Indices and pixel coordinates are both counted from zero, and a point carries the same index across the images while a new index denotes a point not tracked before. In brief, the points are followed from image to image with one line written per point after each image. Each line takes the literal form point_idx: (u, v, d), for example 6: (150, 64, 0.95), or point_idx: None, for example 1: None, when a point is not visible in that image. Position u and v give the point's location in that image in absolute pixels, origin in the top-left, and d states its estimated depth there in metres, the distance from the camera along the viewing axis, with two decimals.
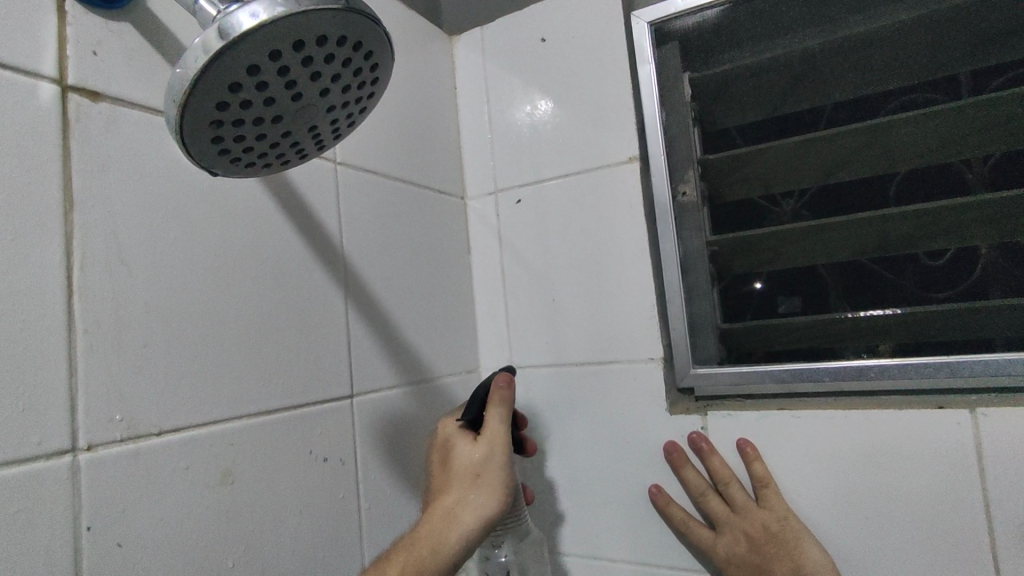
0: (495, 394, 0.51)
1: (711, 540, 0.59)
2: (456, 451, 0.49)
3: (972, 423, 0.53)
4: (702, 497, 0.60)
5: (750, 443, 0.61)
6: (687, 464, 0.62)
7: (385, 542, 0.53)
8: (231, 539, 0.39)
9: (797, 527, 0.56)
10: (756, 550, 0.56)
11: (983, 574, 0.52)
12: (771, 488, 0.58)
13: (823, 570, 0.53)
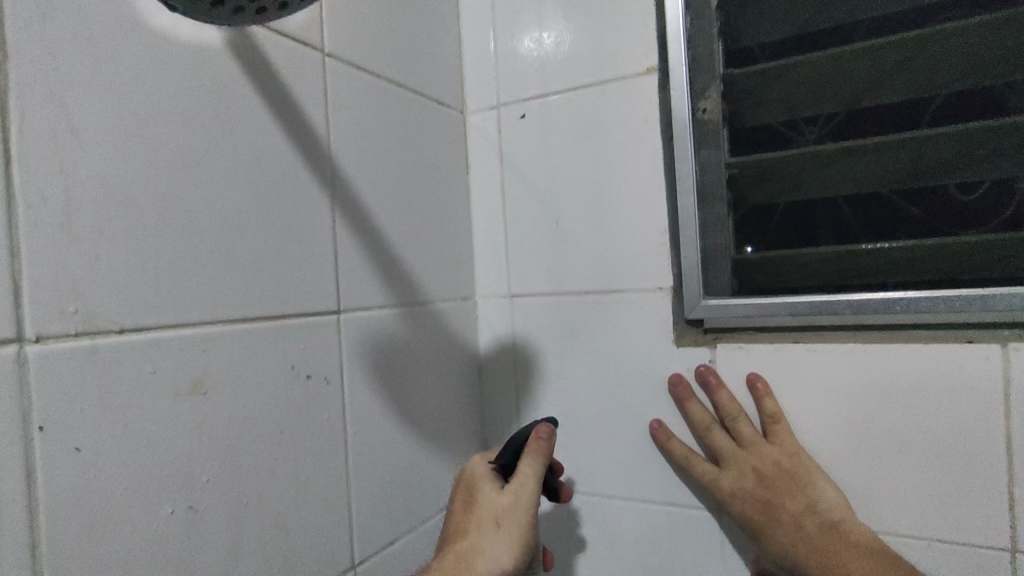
0: (533, 444, 0.50)
1: (715, 474, 0.56)
2: (482, 495, 0.50)
3: (1002, 358, 0.48)
4: (707, 432, 0.57)
5: (761, 378, 0.57)
6: (692, 398, 0.58)
7: (370, 455, 0.54)
8: (204, 440, 0.40)
9: (808, 463, 0.53)
10: (766, 487, 0.53)
11: (996, 517, 0.48)
12: (782, 424, 0.55)
13: (836, 508, 0.51)
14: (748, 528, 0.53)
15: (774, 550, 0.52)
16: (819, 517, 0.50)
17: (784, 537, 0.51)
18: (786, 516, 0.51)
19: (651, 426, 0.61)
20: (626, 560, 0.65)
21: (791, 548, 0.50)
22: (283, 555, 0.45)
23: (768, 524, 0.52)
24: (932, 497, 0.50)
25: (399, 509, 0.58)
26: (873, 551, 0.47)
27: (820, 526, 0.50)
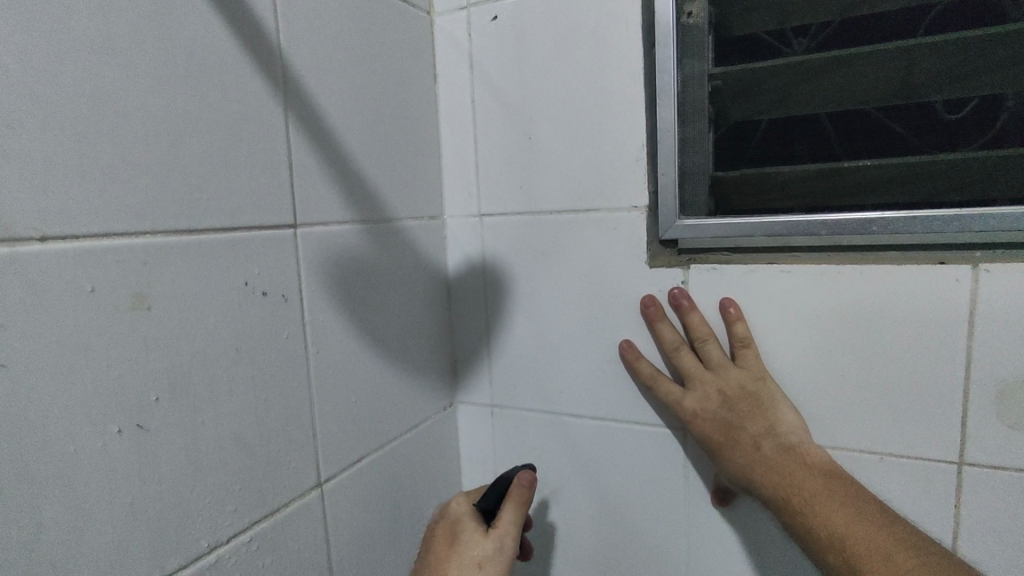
0: (516, 490, 0.52)
1: (678, 395, 0.56)
2: (465, 534, 0.50)
3: (972, 279, 0.48)
4: (675, 353, 0.56)
5: (734, 302, 0.56)
6: (663, 319, 0.58)
7: (334, 376, 0.53)
8: (151, 358, 0.38)
9: (772, 387, 0.53)
10: (728, 408, 0.53)
11: (946, 431, 0.50)
12: (751, 349, 0.55)
13: (795, 431, 0.52)
14: (707, 447, 0.55)
15: (730, 469, 0.53)
16: (777, 439, 0.51)
17: (742, 457, 0.52)
18: (745, 437, 0.52)
19: (620, 347, 0.61)
20: (591, 477, 0.66)
21: (746, 468, 0.51)
22: (244, 474, 0.44)
23: (727, 444, 0.53)
24: (890, 414, 0.52)
25: (365, 429, 0.57)
26: (827, 474, 0.49)
27: (777, 448, 0.51)
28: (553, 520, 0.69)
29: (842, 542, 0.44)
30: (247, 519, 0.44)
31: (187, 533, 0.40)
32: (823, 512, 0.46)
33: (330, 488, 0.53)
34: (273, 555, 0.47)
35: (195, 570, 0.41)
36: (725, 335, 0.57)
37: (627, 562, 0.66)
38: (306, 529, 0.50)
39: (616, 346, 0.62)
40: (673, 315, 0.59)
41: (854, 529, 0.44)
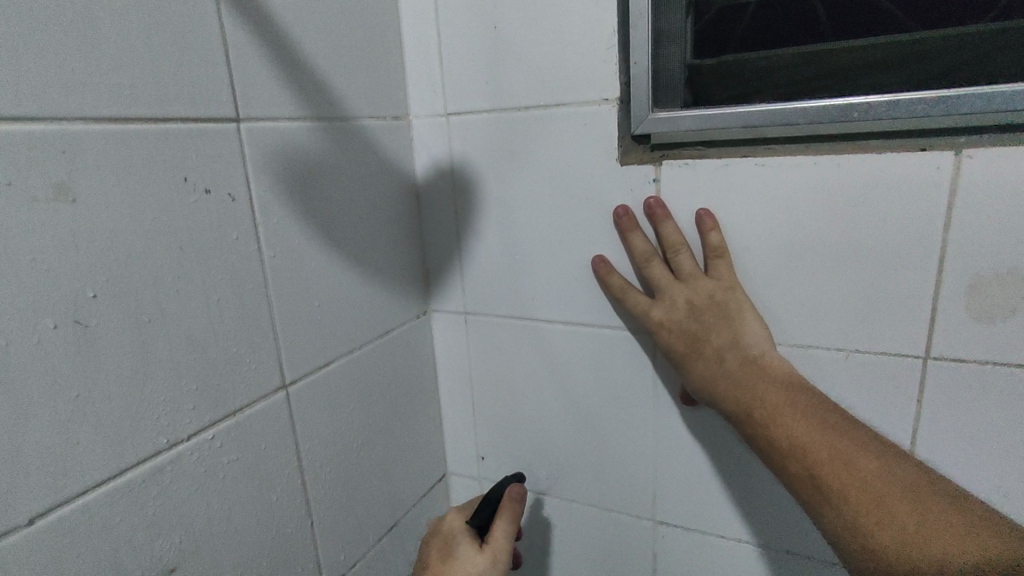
0: (508, 504, 0.56)
1: (647, 305, 0.55)
2: (459, 549, 0.53)
3: (953, 167, 0.45)
4: (645, 264, 0.54)
5: (710, 213, 0.54)
6: (635, 229, 0.55)
7: (293, 280, 0.52)
8: (83, 254, 0.36)
9: (742, 299, 0.52)
10: (696, 320, 0.52)
11: (914, 326, 0.49)
12: (724, 260, 0.53)
13: (763, 341, 0.51)
14: (672, 358, 0.54)
15: (695, 380, 0.53)
16: (744, 351, 0.50)
17: (707, 369, 0.51)
18: (711, 349, 0.51)
19: (593, 262, 0.59)
20: (563, 383, 0.66)
21: (711, 379, 0.51)
22: (200, 375, 0.44)
23: (692, 355, 0.52)
24: (859, 312, 0.51)
25: (331, 335, 0.57)
26: (791, 384, 0.48)
27: (743, 361, 0.50)
28: (526, 425, 0.70)
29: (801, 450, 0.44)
30: (207, 418, 0.45)
31: (143, 429, 0.40)
32: (786, 418, 0.46)
33: (296, 392, 0.53)
34: (238, 453, 0.48)
35: (155, 464, 0.41)
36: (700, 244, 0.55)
37: (597, 463, 0.67)
38: (272, 429, 0.50)
39: (589, 261, 0.60)
40: (646, 224, 0.57)
41: (814, 439, 0.44)
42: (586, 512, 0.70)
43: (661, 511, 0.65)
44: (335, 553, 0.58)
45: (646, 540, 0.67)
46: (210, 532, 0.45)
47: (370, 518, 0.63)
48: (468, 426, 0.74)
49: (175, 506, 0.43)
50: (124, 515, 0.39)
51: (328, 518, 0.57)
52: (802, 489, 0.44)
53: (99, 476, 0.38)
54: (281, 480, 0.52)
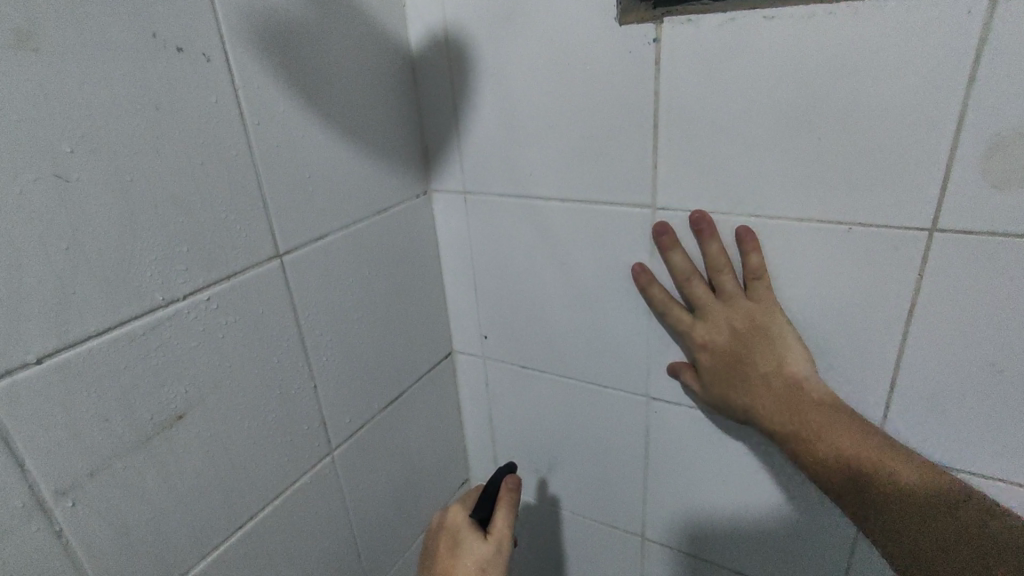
0: (506, 495, 0.60)
1: (689, 324, 0.59)
2: (465, 543, 0.56)
3: (985, 10, 0.41)
4: (686, 284, 0.57)
5: (751, 230, 0.55)
6: (675, 248, 0.57)
7: (281, 150, 0.52)
8: (55, 109, 0.37)
9: (781, 320, 0.55)
10: (737, 342, 0.56)
11: (922, 195, 0.47)
12: (765, 278, 0.55)
13: (802, 356, 0.54)
14: (713, 373, 0.58)
15: (732, 397, 0.58)
16: (784, 372, 0.54)
17: (747, 387, 0.56)
18: (754, 371, 0.55)
19: (634, 271, 0.61)
20: (561, 263, 0.67)
21: (753, 395, 0.56)
22: (190, 239, 0.46)
23: (734, 374, 0.57)
24: (864, 181, 0.49)
25: (325, 207, 0.57)
26: (828, 407, 0.53)
27: (783, 383, 0.54)
28: (527, 306, 0.71)
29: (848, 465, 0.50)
30: (201, 280, 0.47)
31: (136, 284, 0.42)
32: (827, 437, 0.51)
33: (291, 262, 0.54)
34: (237, 315, 0.50)
35: (154, 320, 0.44)
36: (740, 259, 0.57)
37: (594, 342, 0.68)
38: (269, 295, 0.53)
39: (629, 269, 0.62)
40: (687, 238, 0.59)
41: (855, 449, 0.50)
42: (583, 389, 0.72)
43: (654, 387, 0.67)
44: (340, 415, 0.62)
45: (640, 415, 0.69)
46: (216, 385, 0.49)
47: (374, 386, 0.67)
48: (471, 306, 0.76)
49: (178, 359, 0.46)
50: (129, 363, 0.43)
51: (333, 382, 0.61)
52: (839, 497, 0.50)
53: (99, 325, 0.41)
54: (282, 343, 0.54)
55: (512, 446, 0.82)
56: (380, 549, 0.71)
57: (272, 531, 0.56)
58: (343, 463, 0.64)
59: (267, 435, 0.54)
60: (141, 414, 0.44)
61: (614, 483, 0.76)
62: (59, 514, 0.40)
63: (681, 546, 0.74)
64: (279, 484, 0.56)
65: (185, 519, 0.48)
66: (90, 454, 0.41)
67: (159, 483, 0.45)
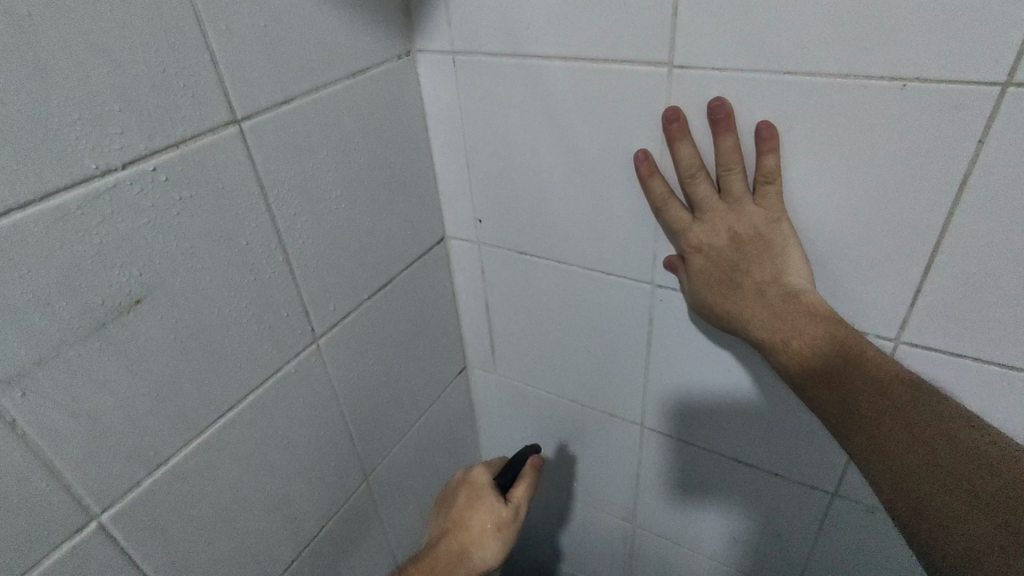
0: (530, 472, 0.66)
1: (687, 223, 0.55)
2: (483, 500, 0.64)
3: None
4: (690, 180, 0.52)
5: (771, 126, 0.49)
6: (685, 137, 0.52)
7: None
8: None
9: (786, 231, 0.52)
10: (736, 249, 0.52)
11: (1001, 41, 0.39)
12: (777, 184, 0.51)
13: (801, 268, 0.52)
14: (704, 279, 0.55)
15: (721, 304, 0.55)
16: (782, 285, 0.51)
17: (739, 295, 0.53)
18: (749, 281, 0.52)
19: (636, 157, 0.55)
20: (563, 137, 0.59)
21: (744, 306, 0.53)
22: (122, 95, 0.38)
23: (726, 281, 0.54)
24: (932, 24, 0.41)
25: (287, 66, 0.49)
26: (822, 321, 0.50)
27: (780, 295, 0.51)
28: (525, 186, 0.65)
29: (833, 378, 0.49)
30: (142, 146, 0.40)
31: (59, 149, 0.36)
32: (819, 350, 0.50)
33: (252, 129, 0.47)
34: (193, 189, 0.44)
35: (89, 192, 0.38)
36: (754, 160, 0.52)
37: (597, 225, 0.63)
38: (231, 168, 0.46)
39: (631, 155, 0.56)
40: (701, 128, 0.53)
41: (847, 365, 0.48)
42: (584, 277, 0.67)
43: (660, 274, 0.62)
44: (323, 302, 0.58)
45: (644, 303, 0.65)
46: (177, 268, 0.44)
47: (360, 273, 0.62)
48: (464, 188, 0.70)
49: (127, 238, 0.41)
50: (66, 241, 0.37)
51: (313, 267, 0.56)
52: (824, 408, 0.49)
53: (22, 197, 0.35)
54: (251, 222, 0.49)
55: (509, 335, 0.79)
56: (374, 436, 0.71)
57: (256, 421, 0.54)
58: (329, 352, 0.60)
59: (242, 323, 0.50)
60: (88, 299, 0.39)
61: (615, 373, 0.73)
62: (8, 405, 0.36)
63: (681, 434, 0.73)
64: (259, 373, 0.53)
65: (157, 408, 0.45)
66: (35, 341, 0.37)
67: (123, 372, 0.42)
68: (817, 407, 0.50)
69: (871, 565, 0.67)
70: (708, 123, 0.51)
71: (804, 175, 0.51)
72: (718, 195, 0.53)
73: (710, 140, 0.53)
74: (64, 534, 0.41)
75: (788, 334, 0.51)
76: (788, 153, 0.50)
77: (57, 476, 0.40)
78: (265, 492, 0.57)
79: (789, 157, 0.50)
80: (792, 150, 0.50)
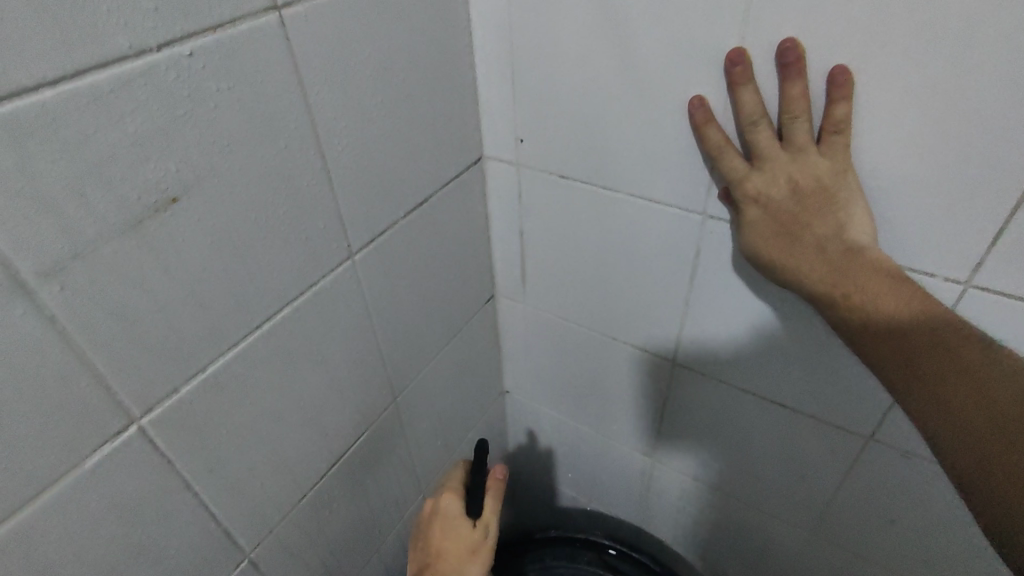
0: (494, 485, 0.67)
1: (744, 172, 0.52)
2: (457, 529, 0.64)
3: None
4: (751, 128, 0.50)
5: (847, 71, 0.46)
6: (747, 82, 0.49)
7: None
8: None
9: (851, 185, 0.49)
10: (796, 200, 0.49)
11: None
12: (845, 135, 0.48)
13: (865, 223, 0.49)
14: (758, 231, 0.52)
15: (775, 259, 0.52)
16: (844, 239, 0.49)
17: (796, 249, 0.50)
18: (808, 234, 0.49)
19: (691, 103, 0.53)
20: (623, 50, 0.54)
21: (801, 260, 0.50)
22: None
23: (783, 234, 0.51)
24: None
25: None
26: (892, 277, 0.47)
27: (842, 250, 0.49)
28: (574, 104, 0.61)
29: (891, 331, 0.46)
30: (178, 28, 0.37)
31: (91, 22, 0.33)
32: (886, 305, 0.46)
33: (293, 20, 0.43)
34: (230, 80, 0.40)
35: (124, 76, 0.35)
36: (822, 106, 0.49)
37: (649, 150, 0.59)
38: (271, 59, 0.43)
39: (687, 102, 0.54)
40: (766, 71, 0.50)
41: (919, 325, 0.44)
42: (630, 205, 0.64)
43: (713, 205, 0.59)
44: (360, 216, 0.56)
45: (692, 235, 0.62)
46: (214, 168, 0.41)
47: (397, 187, 0.59)
48: (507, 105, 0.65)
49: (163, 129, 0.37)
50: (101, 128, 0.34)
51: (351, 179, 0.53)
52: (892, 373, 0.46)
53: (54, 73, 0.32)
54: (290, 122, 0.46)
55: (543, 264, 0.77)
56: (404, 358, 0.70)
57: (292, 335, 0.53)
58: (363, 269, 0.58)
59: (279, 232, 0.48)
60: (124, 193, 0.37)
61: (651, 307, 0.71)
62: (47, 298, 0.35)
63: (714, 373, 0.72)
64: (296, 286, 0.51)
65: (194, 314, 0.43)
66: (71, 234, 0.35)
67: (160, 274, 0.40)
68: (875, 365, 0.48)
69: (898, 508, 0.67)
70: (776, 66, 0.48)
71: (875, 123, 0.48)
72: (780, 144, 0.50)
73: (775, 85, 0.50)
74: (103, 436, 0.40)
75: (850, 291, 0.48)
76: (860, 97, 0.47)
77: (96, 377, 0.39)
78: (298, 407, 0.56)
79: (863, 101, 0.47)
80: (867, 93, 0.47)
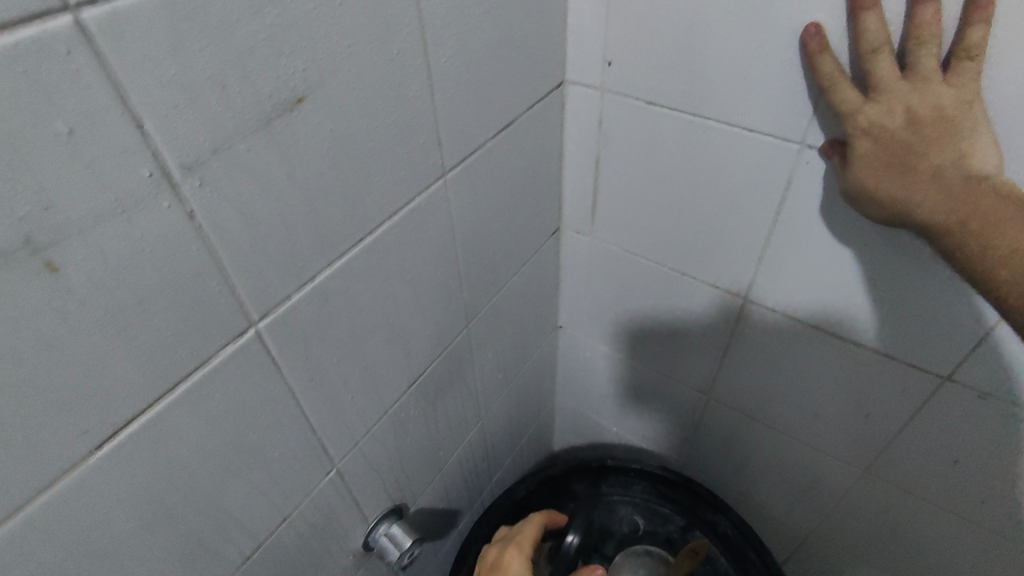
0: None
1: (857, 103, 0.49)
2: None
3: None
4: (871, 56, 0.47)
5: None
6: (874, 6, 0.46)
7: None
8: None
9: (976, 114, 0.47)
10: (914, 131, 0.47)
11: None
12: (976, 61, 0.46)
13: (988, 153, 0.47)
14: (866, 164, 0.50)
15: (883, 193, 0.50)
16: (965, 170, 0.47)
17: (909, 181, 0.48)
18: (925, 165, 0.47)
19: (806, 32, 0.50)
20: None
21: (915, 192, 0.48)
22: None
23: (895, 166, 0.48)
24: None
25: None
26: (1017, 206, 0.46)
27: (962, 180, 0.47)
28: (675, 23, 0.58)
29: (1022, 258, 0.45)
30: None
31: None
32: (1013, 231, 0.45)
33: None
34: None
35: None
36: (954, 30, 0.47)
37: (752, 74, 0.57)
38: None
39: (800, 31, 0.51)
40: None
41: None
42: (722, 133, 0.62)
43: (814, 132, 0.56)
44: (455, 134, 0.54)
45: (785, 165, 0.60)
46: (336, 69, 0.40)
47: (489, 106, 0.58)
48: (599, 24, 0.63)
49: (295, 24, 0.36)
50: (242, 17, 0.33)
51: (451, 93, 0.52)
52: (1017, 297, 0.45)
53: None
54: (403, 26, 0.44)
55: (617, 196, 0.75)
56: (479, 284, 0.70)
57: (389, 251, 0.53)
58: (453, 189, 0.58)
59: (385, 144, 0.47)
60: (259, 90, 0.36)
61: (728, 242, 0.70)
62: (187, 192, 0.35)
63: (786, 311, 0.71)
64: (396, 201, 0.51)
65: (310, 222, 0.43)
66: (211, 128, 0.34)
67: (284, 177, 0.40)
68: (995, 292, 0.47)
69: (964, 450, 0.68)
70: None
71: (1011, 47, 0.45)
72: (901, 72, 0.47)
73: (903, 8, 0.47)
74: (226, 337, 0.41)
75: (971, 219, 0.47)
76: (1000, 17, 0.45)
77: (224, 277, 0.39)
78: (388, 324, 0.57)
79: (1002, 22, 0.45)
80: (1008, 13, 0.44)
